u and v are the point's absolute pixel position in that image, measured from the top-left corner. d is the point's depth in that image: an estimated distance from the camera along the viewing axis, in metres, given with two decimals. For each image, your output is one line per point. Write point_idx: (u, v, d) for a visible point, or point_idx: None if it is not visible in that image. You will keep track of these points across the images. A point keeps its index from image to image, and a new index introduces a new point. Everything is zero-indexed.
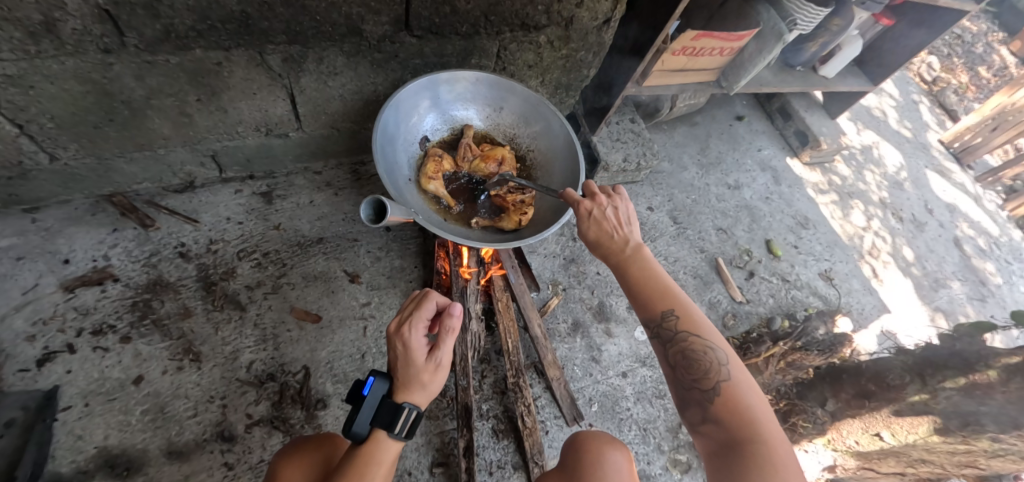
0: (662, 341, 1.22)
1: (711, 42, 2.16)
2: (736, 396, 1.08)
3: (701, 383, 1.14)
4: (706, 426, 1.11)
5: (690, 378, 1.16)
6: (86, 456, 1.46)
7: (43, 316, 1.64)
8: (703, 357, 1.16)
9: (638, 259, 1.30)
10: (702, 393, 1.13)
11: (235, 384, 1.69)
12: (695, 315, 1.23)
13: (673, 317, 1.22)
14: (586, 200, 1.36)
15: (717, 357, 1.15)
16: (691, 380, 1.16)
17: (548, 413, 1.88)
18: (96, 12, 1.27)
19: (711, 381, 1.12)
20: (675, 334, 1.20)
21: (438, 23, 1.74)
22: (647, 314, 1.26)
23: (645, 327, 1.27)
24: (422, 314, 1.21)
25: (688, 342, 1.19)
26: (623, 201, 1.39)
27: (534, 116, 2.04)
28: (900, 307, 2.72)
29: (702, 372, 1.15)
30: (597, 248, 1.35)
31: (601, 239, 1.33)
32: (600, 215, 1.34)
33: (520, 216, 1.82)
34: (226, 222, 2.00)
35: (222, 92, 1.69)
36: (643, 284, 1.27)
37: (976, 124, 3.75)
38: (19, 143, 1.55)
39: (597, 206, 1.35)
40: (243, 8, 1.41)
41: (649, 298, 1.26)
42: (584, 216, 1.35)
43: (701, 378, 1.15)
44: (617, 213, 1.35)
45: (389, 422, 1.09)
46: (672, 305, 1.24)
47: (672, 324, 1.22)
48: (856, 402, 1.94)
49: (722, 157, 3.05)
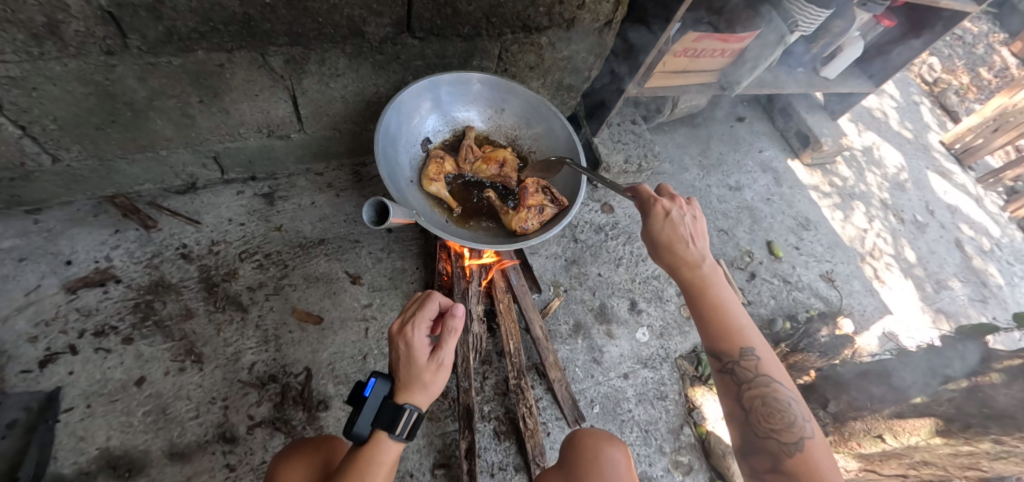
0: (739, 381, 1.26)
1: (711, 43, 2.16)
2: (815, 453, 1.13)
3: (778, 432, 1.19)
4: (773, 473, 1.17)
5: (766, 424, 1.21)
6: (88, 457, 1.46)
7: (45, 317, 1.64)
8: (782, 408, 1.21)
9: (718, 294, 1.32)
10: (778, 442, 1.18)
11: (237, 385, 1.69)
12: (773, 362, 1.27)
13: (752, 361, 1.26)
14: (667, 208, 1.31)
15: (797, 411, 1.20)
16: (767, 428, 1.21)
17: (550, 415, 1.88)
18: (99, 14, 1.27)
19: (790, 434, 1.17)
20: (755, 378, 1.25)
21: (440, 25, 1.74)
22: (725, 352, 1.29)
23: (718, 362, 1.31)
24: (425, 314, 1.21)
25: (770, 390, 1.23)
26: (700, 219, 1.35)
27: (536, 118, 2.04)
28: (901, 308, 2.72)
29: (780, 422, 1.19)
30: (673, 270, 1.34)
31: (682, 262, 1.32)
32: (678, 219, 1.31)
33: (519, 223, 1.78)
34: (228, 223, 2.00)
35: (224, 94, 1.69)
36: (724, 322, 1.30)
37: (977, 125, 3.73)
38: (22, 145, 1.56)
39: (675, 210, 1.31)
40: (246, 10, 1.42)
41: (730, 337, 1.29)
42: (659, 218, 1.31)
43: (779, 428, 1.19)
44: (701, 238, 1.33)
45: (390, 423, 1.09)
46: (751, 348, 1.27)
47: (751, 368, 1.26)
48: (857, 403, 1.95)
49: (723, 159, 3.05)
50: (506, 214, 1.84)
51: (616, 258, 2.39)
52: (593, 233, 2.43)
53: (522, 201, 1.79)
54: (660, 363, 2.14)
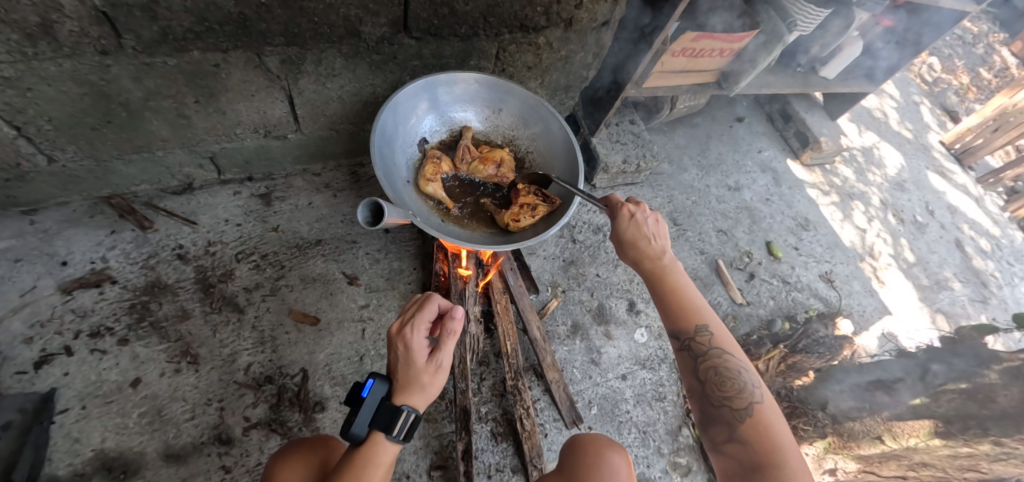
0: (694, 355, 1.23)
1: (710, 43, 2.15)
2: (767, 418, 1.11)
3: (731, 401, 1.16)
4: (730, 444, 1.12)
5: (719, 395, 1.18)
6: (83, 459, 1.46)
7: (41, 318, 1.63)
8: (734, 377, 1.19)
9: (674, 275, 1.33)
10: (731, 411, 1.14)
11: (233, 386, 1.69)
12: (725, 336, 1.26)
13: (706, 334, 1.25)
14: (632, 209, 1.37)
15: (748, 380, 1.18)
16: (720, 398, 1.18)
17: (547, 416, 1.87)
18: (93, 14, 1.27)
19: (741, 401, 1.15)
20: (708, 350, 1.22)
21: (437, 24, 1.74)
22: (679, 328, 1.27)
23: (674, 340, 1.28)
24: (425, 316, 1.20)
25: (721, 360, 1.21)
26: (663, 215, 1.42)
27: (534, 118, 2.04)
28: (900, 309, 2.71)
29: (732, 391, 1.17)
30: (632, 255, 1.36)
31: (638, 247, 1.34)
32: (642, 220, 1.36)
33: (513, 219, 1.77)
34: (225, 224, 2.00)
35: (220, 94, 1.68)
36: (677, 299, 1.30)
37: (977, 125, 3.73)
38: (17, 145, 1.55)
39: (639, 209, 1.37)
40: (241, 10, 1.41)
41: (684, 313, 1.28)
42: (625, 214, 1.36)
43: (731, 396, 1.16)
44: (658, 227, 1.37)
45: (388, 424, 1.08)
46: (705, 322, 1.26)
47: (705, 341, 1.24)
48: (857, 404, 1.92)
49: (722, 159, 3.05)
50: (500, 213, 1.83)
51: (614, 259, 2.38)
52: (591, 233, 2.43)
53: (519, 198, 1.81)
54: (658, 364, 2.13)
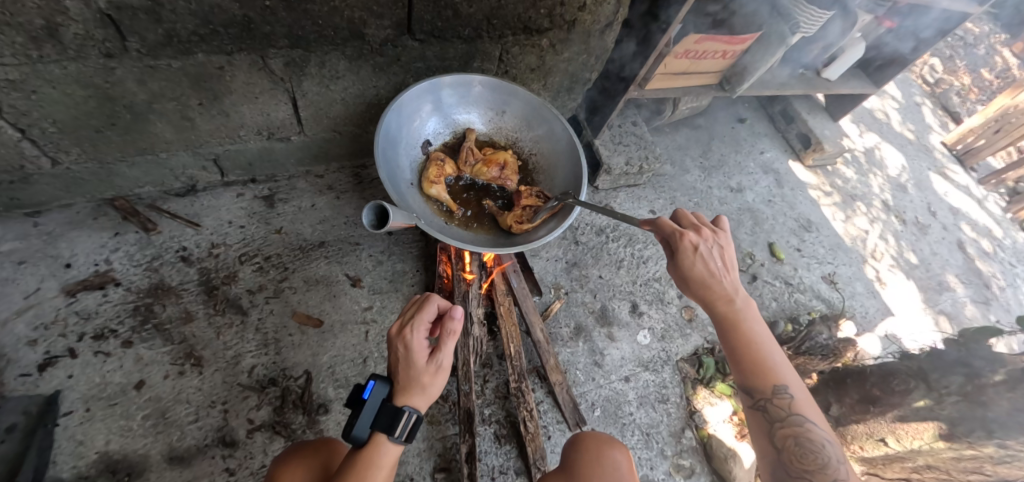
0: (771, 418, 1.23)
1: (713, 45, 2.16)
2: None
3: (812, 472, 1.17)
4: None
5: (800, 463, 1.19)
6: (87, 461, 1.46)
7: (45, 321, 1.64)
8: (816, 448, 1.18)
9: (748, 327, 1.28)
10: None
11: (237, 388, 1.69)
12: (806, 400, 1.23)
13: (786, 398, 1.22)
14: (696, 244, 1.28)
15: (831, 453, 1.18)
16: (800, 468, 1.18)
17: (551, 418, 1.87)
18: (98, 17, 1.27)
19: (824, 476, 1.15)
20: (788, 417, 1.22)
21: (440, 27, 1.74)
22: (757, 388, 1.26)
23: (748, 397, 1.28)
24: (424, 317, 1.20)
25: (802, 429, 1.20)
26: (731, 251, 1.34)
27: (537, 120, 2.04)
28: (903, 311, 2.71)
29: (814, 463, 1.17)
30: (705, 302, 1.32)
31: (709, 294, 1.29)
32: (707, 253, 1.28)
33: (515, 220, 1.81)
34: (228, 226, 2.00)
35: (224, 96, 1.68)
36: (755, 357, 1.26)
37: (979, 126, 3.72)
38: (21, 148, 1.55)
39: (705, 246, 1.29)
40: (245, 12, 1.41)
41: (762, 373, 1.25)
42: (690, 253, 1.28)
43: (812, 469, 1.17)
44: (727, 268, 1.31)
45: (389, 425, 1.08)
46: (783, 383, 1.24)
47: (784, 406, 1.22)
48: (860, 407, 1.96)
49: (724, 160, 3.04)
50: (500, 216, 1.86)
51: (617, 260, 2.38)
52: (593, 235, 2.42)
53: (518, 199, 1.86)
54: (662, 366, 2.13)
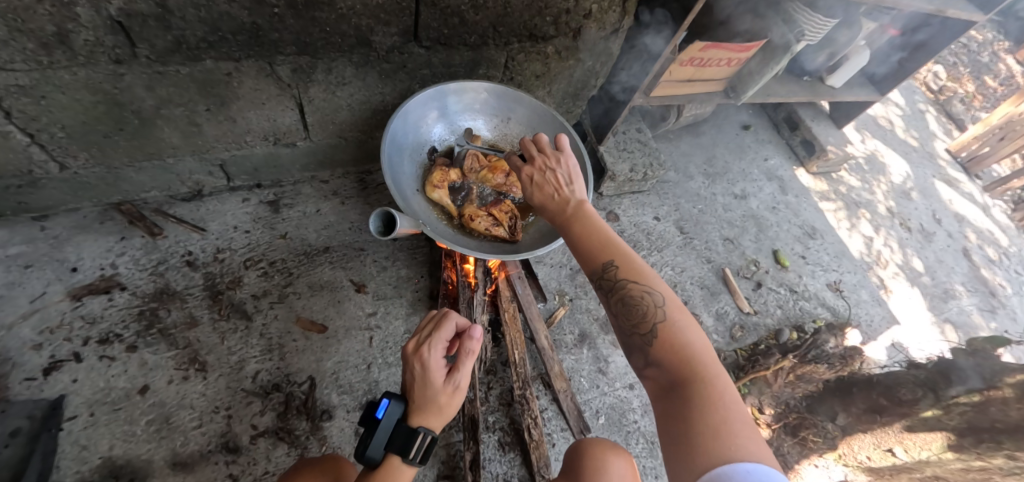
0: (602, 291, 1.08)
1: (717, 52, 2.16)
2: (676, 337, 0.96)
3: (640, 327, 1.00)
4: (648, 369, 0.99)
5: (628, 323, 1.02)
6: (91, 466, 1.45)
7: (50, 325, 1.64)
8: (641, 299, 1.02)
9: (576, 208, 1.16)
10: (642, 341, 0.99)
11: (240, 394, 1.68)
12: (631, 259, 1.08)
13: (609, 264, 1.08)
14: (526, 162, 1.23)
15: (655, 301, 1.02)
16: (632, 328, 1.01)
17: (555, 426, 1.86)
18: (109, 24, 1.28)
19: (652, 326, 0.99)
20: (614, 281, 1.06)
21: (447, 34, 1.75)
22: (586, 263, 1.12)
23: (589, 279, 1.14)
24: (442, 335, 1.22)
25: (628, 289, 1.04)
26: (567, 158, 1.24)
27: (542, 127, 2.04)
28: (910, 320, 2.68)
29: (643, 318, 1.00)
30: (539, 206, 1.22)
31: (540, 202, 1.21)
32: (541, 177, 1.20)
33: (481, 220, 1.80)
34: (233, 231, 2.00)
35: (231, 102, 1.69)
36: (582, 232, 1.13)
37: (983, 133, 3.72)
38: (29, 152, 1.56)
39: (537, 170, 1.21)
40: (254, 20, 1.42)
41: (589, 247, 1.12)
42: (526, 183, 1.22)
43: (643, 326, 1.00)
44: (551, 163, 1.21)
45: (404, 447, 1.06)
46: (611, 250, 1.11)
47: (610, 271, 1.07)
48: (867, 416, 1.94)
49: (728, 167, 3.04)
50: (463, 205, 1.88)
51: None
52: None
53: (493, 206, 1.85)
54: None
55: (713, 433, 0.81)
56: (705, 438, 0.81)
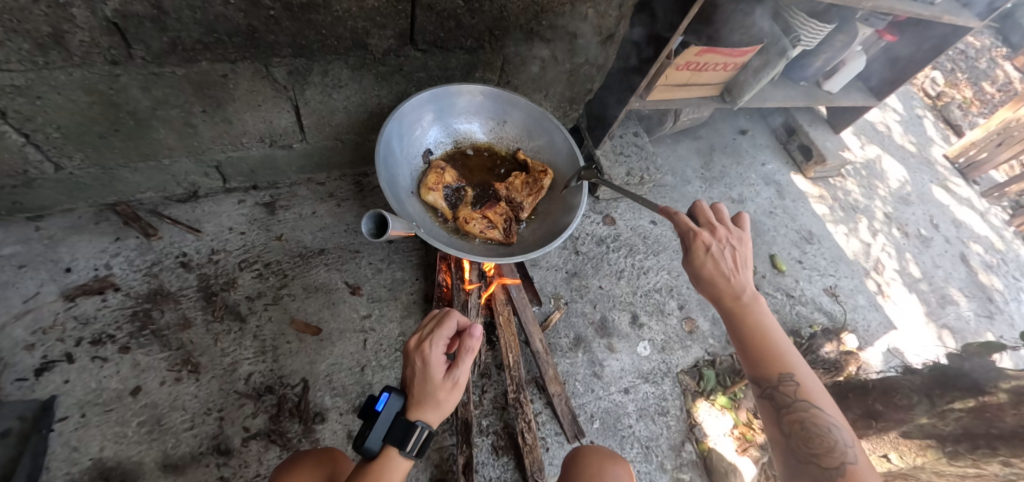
0: (777, 405, 1.25)
1: (713, 57, 2.17)
2: (861, 480, 1.10)
3: (821, 458, 1.16)
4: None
5: (807, 449, 1.19)
6: (81, 468, 1.45)
7: (43, 325, 1.63)
8: (824, 433, 1.19)
9: (760, 320, 1.32)
10: (821, 469, 1.14)
11: (233, 396, 1.67)
12: (813, 388, 1.25)
13: (791, 385, 1.25)
14: (710, 243, 1.33)
15: (838, 437, 1.17)
16: (808, 452, 1.18)
17: (549, 430, 1.85)
18: (104, 25, 1.28)
19: (832, 459, 1.15)
20: (794, 402, 1.23)
21: (443, 37, 1.75)
22: (763, 375, 1.29)
23: (758, 387, 1.31)
24: (444, 332, 1.22)
25: (808, 414, 1.22)
26: (745, 251, 1.36)
27: (538, 130, 2.05)
28: (907, 325, 2.68)
29: (821, 447, 1.17)
30: (711, 291, 1.35)
31: (718, 290, 1.34)
32: (718, 253, 1.33)
33: (472, 223, 1.78)
34: (228, 232, 2.00)
35: (227, 103, 1.69)
36: (765, 346, 1.30)
37: (982, 139, 3.73)
38: (24, 153, 1.56)
39: (716, 247, 1.33)
40: (250, 22, 1.43)
41: (767, 361, 1.29)
42: (701, 251, 1.32)
43: (821, 453, 1.16)
44: (740, 268, 1.34)
45: (402, 439, 1.08)
46: (790, 371, 1.27)
47: (790, 392, 1.25)
48: (863, 422, 1.95)
49: (726, 172, 3.04)
50: (458, 208, 1.88)
51: (617, 271, 2.38)
52: (593, 245, 2.42)
53: (487, 209, 1.83)
54: (661, 378, 2.12)
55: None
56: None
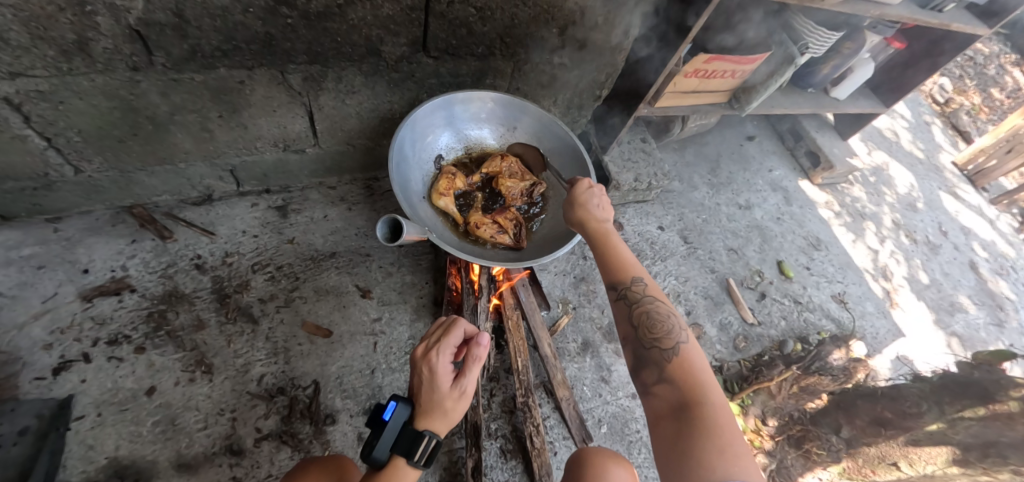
0: (629, 304, 1.29)
1: (722, 64, 2.18)
2: (692, 360, 1.15)
3: (661, 344, 1.19)
4: (659, 384, 1.14)
5: (651, 339, 1.21)
6: (97, 466, 1.47)
7: (61, 325, 1.67)
8: (665, 322, 1.23)
9: (616, 239, 1.43)
10: (660, 352, 1.18)
11: (245, 397, 1.70)
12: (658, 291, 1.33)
13: (641, 286, 1.32)
14: (592, 184, 1.56)
15: (677, 326, 1.23)
16: (651, 340, 1.21)
17: (557, 434, 1.86)
18: (127, 33, 1.32)
19: (669, 342, 1.19)
20: (643, 300, 1.28)
21: (455, 45, 1.78)
22: (617, 280, 1.34)
23: (611, 292, 1.34)
24: (451, 341, 1.24)
25: (654, 308, 1.27)
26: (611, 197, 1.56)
27: (547, 137, 2.07)
28: (916, 334, 2.67)
29: (663, 334, 1.21)
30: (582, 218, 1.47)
31: (585, 212, 1.48)
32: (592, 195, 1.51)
33: (480, 228, 1.81)
34: (241, 235, 2.03)
35: (243, 109, 1.73)
36: (618, 256, 1.38)
37: (990, 145, 3.69)
38: (46, 156, 1.60)
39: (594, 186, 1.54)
40: (267, 30, 1.46)
41: (620, 267, 1.35)
42: (584, 188, 1.53)
43: (661, 339, 1.20)
44: (607, 206, 1.51)
45: (409, 449, 1.10)
46: (640, 276, 1.34)
47: (640, 292, 1.30)
48: (872, 429, 1.91)
49: (733, 178, 3.05)
50: (469, 213, 1.89)
51: None
52: None
53: (498, 214, 1.85)
54: None
55: (719, 449, 0.96)
56: (714, 445, 0.97)
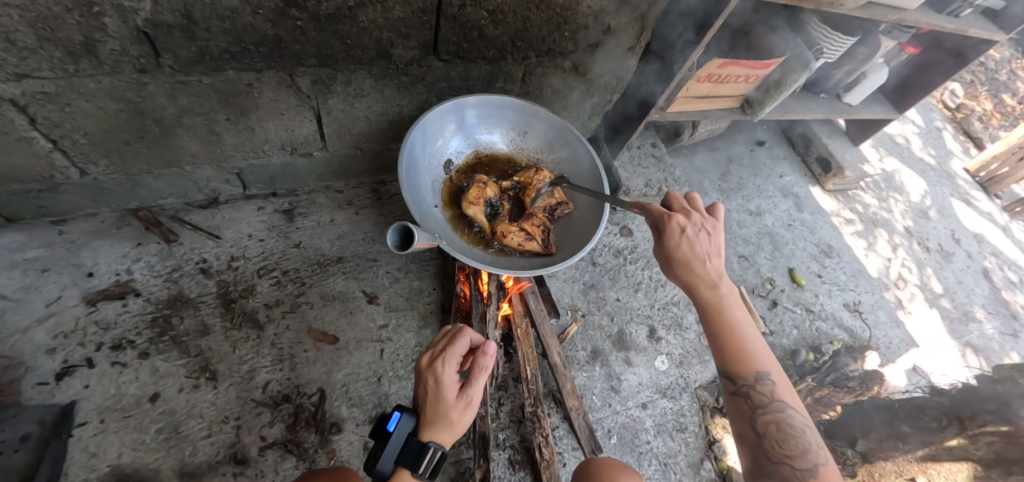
0: (753, 405, 1.23)
1: (735, 70, 2.15)
2: None
3: (793, 459, 1.14)
4: None
5: (780, 449, 1.17)
6: (98, 474, 1.44)
7: (64, 330, 1.64)
8: (796, 435, 1.17)
9: (731, 316, 1.28)
10: (792, 469, 1.13)
11: (250, 405, 1.67)
12: (786, 386, 1.24)
13: (768, 384, 1.24)
14: (683, 225, 1.29)
15: (811, 439, 1.17)
16: (781, 453, 1.16)
17: (566, 445, 1.82)
18: (134, 34, 1.29)
19: (804, 461, 1.13)
20: (770, 402, 1.22)
21: (465, 48, 1.75)
22: (739, 375, 1.26)
23: (731, 383, 1.28)
24: (456, 350, 1.22)
25: (781, 413, 1.20)
26: (717, 234, 1.34)
27: (559, 142, 2.05)
28: (930, 344, 2.62)
29: (795, 449, 1.15)
30: (690, 290, 1.31)
31: (696, 277, 1.29)
32: (692, 235, 1.29)
33: (506, 237, 1.77)
34: (248, 239, 2.01)
35: (250, 112, 1.70)
36: (740, 346, 1.27)
37: (1002, 152, 3.64)
38: (52, 158, 1.58)
39: (691, 225, 1.30)
40: (277, 32, 1.44)
41: (742, 360, 1.26)
42: (676, 232, 1.29)
43: (793, 454, 1.15)
44: (714, 255, 1.30)
45: (414, 462, 1.07)
46: (765, 368, 1.25)
47: (766, 392, 1.23)
48: (889, 443, 2.02)
49: (743, 184, 3.01)
50: (494, 222, 1.86)
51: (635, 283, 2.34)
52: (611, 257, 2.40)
53: (524, 220, 1.82)
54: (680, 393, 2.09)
55: None
56: None
